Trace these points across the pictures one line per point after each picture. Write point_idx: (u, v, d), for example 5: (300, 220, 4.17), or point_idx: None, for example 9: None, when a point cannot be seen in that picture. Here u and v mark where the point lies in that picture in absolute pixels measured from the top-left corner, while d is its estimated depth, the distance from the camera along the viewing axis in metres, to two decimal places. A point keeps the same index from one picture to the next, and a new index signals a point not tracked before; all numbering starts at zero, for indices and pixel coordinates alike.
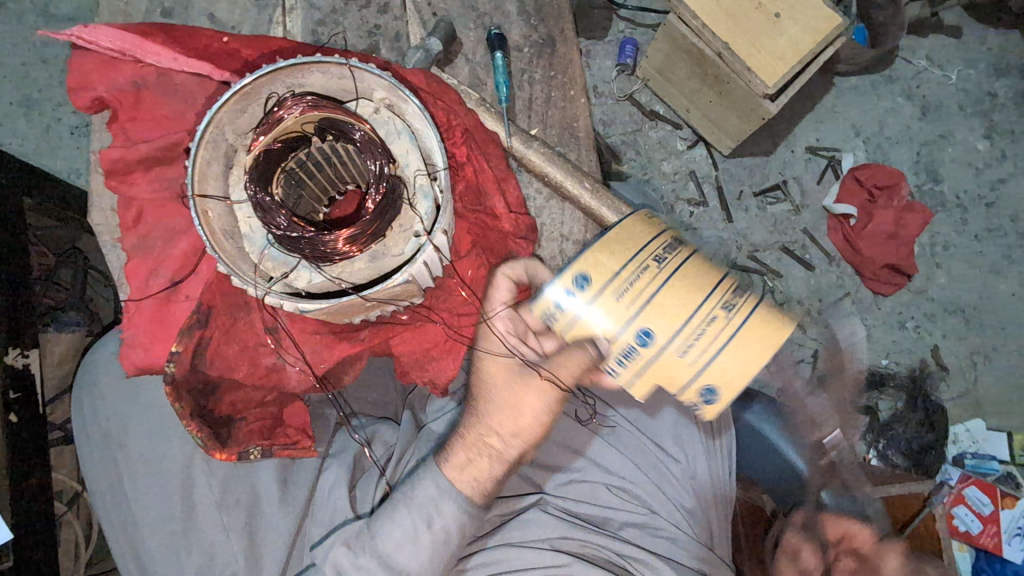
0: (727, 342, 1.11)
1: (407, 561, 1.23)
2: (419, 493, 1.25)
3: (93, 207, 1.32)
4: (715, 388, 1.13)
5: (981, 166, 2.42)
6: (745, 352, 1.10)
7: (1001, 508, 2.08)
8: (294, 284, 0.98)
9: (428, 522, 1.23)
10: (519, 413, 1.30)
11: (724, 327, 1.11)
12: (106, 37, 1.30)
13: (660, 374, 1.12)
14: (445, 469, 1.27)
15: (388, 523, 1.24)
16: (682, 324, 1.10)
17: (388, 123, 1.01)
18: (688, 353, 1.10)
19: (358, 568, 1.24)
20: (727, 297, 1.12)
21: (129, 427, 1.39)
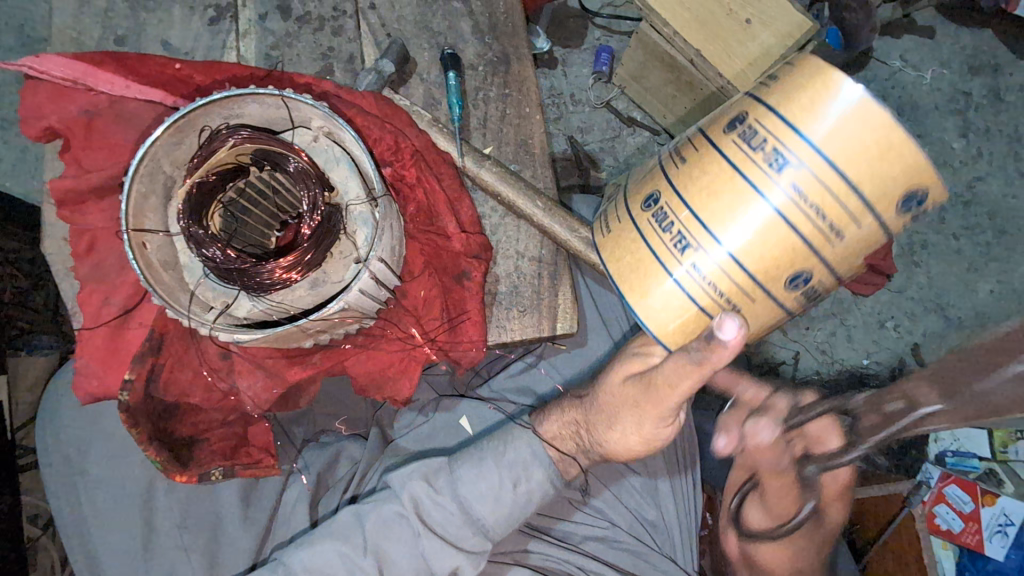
0: (742, 257, 0.95)
1: (485, 512, 1.23)
2: (511, 451, 1.26)
3: (47, 237, 1.33)
4: (812, 262, 0.94)
5: (957, 164, 2.37)
6: (753, 238, 0.94)
7: (982, 505, 2.07)
8: (235, 313, 1.01)
9: (514, 482, 1.24)
10: (614, 425, 1.21)
11: (724, 253, 0.96)
12: (55, 66, 1.29)
13: (764, 304, 0.99)
14: (543, 436, 1.29)
15: (474, 473, 1.25)
16: (716, 289, 0.98)
17: (327, 150, 1.03)
18: (737, 283, 0.97)
19: (436, 506, 1.24)
20: (677, 235, 1.00)
21: (90, 452, 1.40)
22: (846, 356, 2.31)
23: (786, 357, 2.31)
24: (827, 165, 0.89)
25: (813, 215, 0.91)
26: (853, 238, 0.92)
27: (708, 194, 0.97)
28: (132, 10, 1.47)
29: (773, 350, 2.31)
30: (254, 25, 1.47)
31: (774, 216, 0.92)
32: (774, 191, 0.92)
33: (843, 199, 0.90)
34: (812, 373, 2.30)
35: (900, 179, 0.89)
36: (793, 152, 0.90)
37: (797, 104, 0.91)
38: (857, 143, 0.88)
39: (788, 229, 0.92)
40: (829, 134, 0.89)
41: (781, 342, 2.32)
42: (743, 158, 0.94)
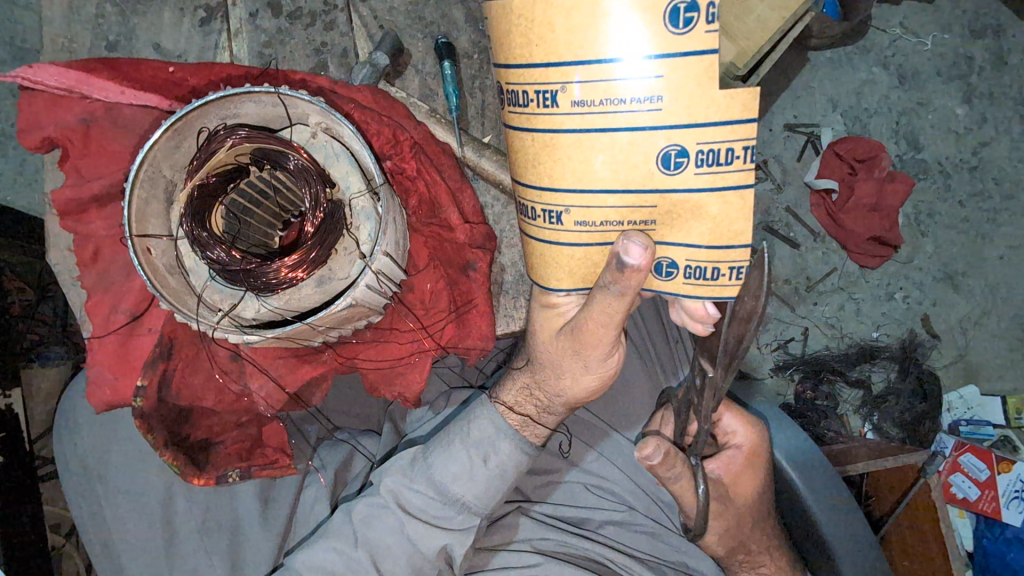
0: (605, 189, 0.88)
1: (463, 492, 1.23)
2: (475, 429, 1.24)
3: (52, 248, 1.34)
4: (667, 135, 0.83)
5: (962, 131, 2.34)
6: (618, 145, 0.85)
7: (997, 473, 2.05)
8: (242, 315, 1.00)
9: (484, 458, 1.23)
10: (558, 371, 1.20)
11: (588, 200, 0.89)
12: (49, 76, 1.27)
13: (669, 203, 0.88)
14: (501, 408, 1.25)
15: (444, 456, 1.24)
16: (612, 224, 0.91)
17: (326, 146, 1.01)
18: (650, 186, 0.87)
19: (415, 493, 1.24)
20: (544, 214, 0.93)
21: (108, 459, 1.41)
22: (857, 330, 2.30)
23: (795, 334, 2.30)
24: (587, 61, 0.81)
25: (622, 105, 0.82)
26: (676, 96, 0.81)
27: (558, 163, 0.88)
28: (121, 15, 1.46)
29: (782, 327, 2.31)
30: (245, 23, 1.46)
31: (599, 130, 0.84)
32: (578, 125, 0.85)
33: (641, 67, 0.80)
34: (821, 349, 2.30)
35: (649, 5, 0.78)
36: (552, 80, 0.84)
37: (509, 41, 0.85)
38: (582, 25, 0.80)
39: (615, 138, 0.84)
40: (555, 41, 0.81)
41: (789, 320, 2.31)
42: (528, 117, 0.88)
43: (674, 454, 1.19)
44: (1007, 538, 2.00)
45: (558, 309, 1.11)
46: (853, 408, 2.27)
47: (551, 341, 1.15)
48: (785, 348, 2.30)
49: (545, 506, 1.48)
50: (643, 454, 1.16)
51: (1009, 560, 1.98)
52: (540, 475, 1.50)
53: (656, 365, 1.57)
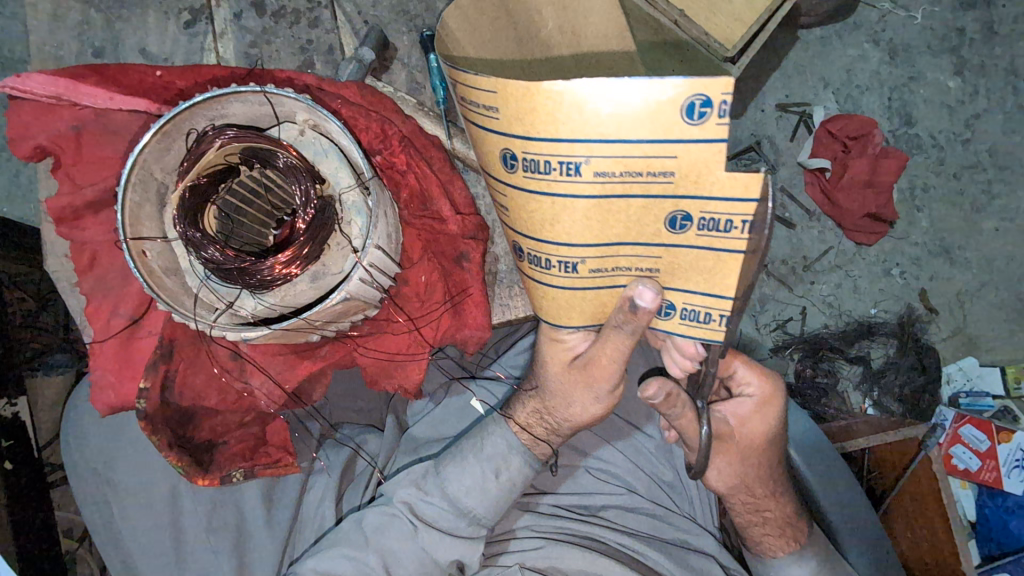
0: (616, 241, 0.90)
1: (475, 504, 1.26)
2: (488, 445, 1.26)
3: (50, 255, 1.35)
4: (675, 203, 0.85)
5: (954, 104, 2.34)
6: (629, 210, 0.86)
7: (997, 443, 2.08)
8: (240, 312, 1.02)
9: (496, 472, 1.26)
10: (569, 403, 1.21)
11: (599, 251, 0.91)
12: (38, 84, 1.28)
13: (670, 256, 0.92)
14: (515, 427, 1.27)
15: (458, 469, 1.27)
16: (621, 269, 0.95)
17: (314, 143, 1.03)
18: (655, 243, 0.91)
19: (429, 504, 1.28)
20: (558, 265, 0.94)
21: (115, 462, 1.43)
22: (854, 307, 2.31)
23: (793, 314, 2.32)
24: (607, 139, 0.79)
25: (639, 177, 0.82)
26: (690, 172, 0.80)
27: (573, 222, 0.88)
28: (106, 20, 1.46)
29: (781, 307, 2.32)
30: (230, 24, 1.46)
31: (616, 196, 0.85)
32: (596, 194, 0.84)
33: (655, 145, 0.79)
34: (819, 328, 2.30)
35: (670, 93, 0.74)
36: (576, 153, 0.81)
37: (529, 114, 0.80)
38: (605, 110, 0.77)
39: (629, 204, 0.85)
40: (576, 119, 0.78)
41: (787, 299, 2.32)
42: (545, 183, 0.85)
43: (676, 394, 1.16)
44: (1010, 506, 2.03)
45: (565, 344, 1.16)
46: (852, 385, 2.28)
47: (561, 373, 1.18)
48: (783, 327, 2.31)
49: (550, 498, 1.49)
50: (644, 394, 1.14)
51: (1012, 528, 2.01)
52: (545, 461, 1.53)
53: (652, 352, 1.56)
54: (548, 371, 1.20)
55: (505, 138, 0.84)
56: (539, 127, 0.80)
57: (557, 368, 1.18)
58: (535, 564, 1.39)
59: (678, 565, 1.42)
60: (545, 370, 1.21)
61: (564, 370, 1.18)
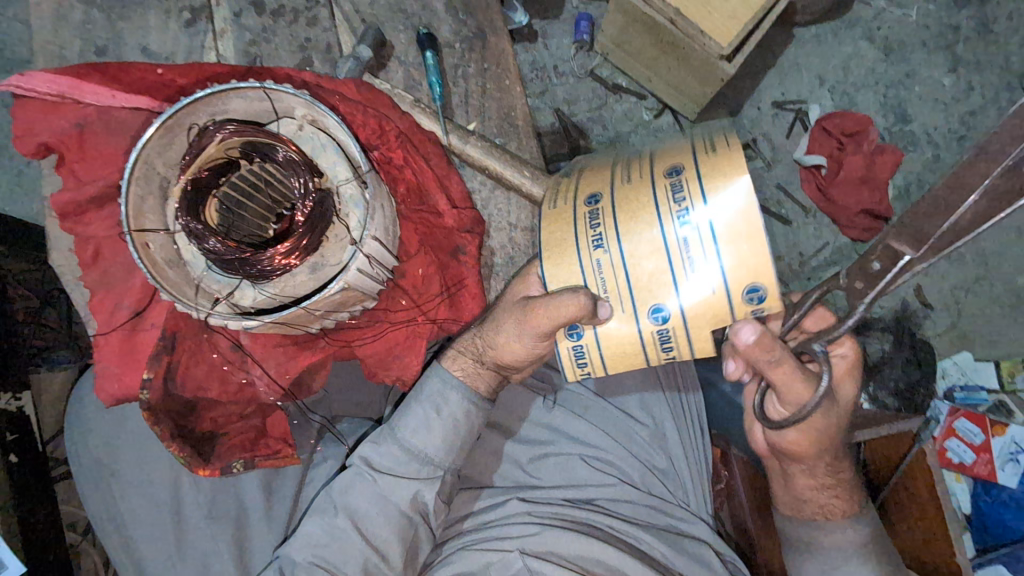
0: (634, 269, 1.09)
1: (424, 444, 1.28)
2: (426, 385, 1.31)
3: (54, 250, 1.38)
4: (671, 298, 1.07)
5: (949, 100, 2.35)
6: (658, 269, 1.07)
7: (991, 436, 2.11)
8: (240, 303, 1.04)
9: (435, 409, 1.28)
10: (500, 336, 1.27)
11: (617, 258, 1.09)
12: (41, 82, 1.30)
13: (625, 328, 1.12)
14: (450, 364, 1.32)
15: (403, 414, 1.30)
16: (609, 279, 1.10)
17: (313, 138, 1.05)
18: (631, 296, 1.10)
19: (383, 455, 1.29)
20: (596, 236, 1.11)
21: (118, 454, 1.46)
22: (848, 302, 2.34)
23: None
24: (715, 247, 1.03)
25: (687, 277, 1.05)
26: (706, 308, 1.06)
27: (638, 237, 1.08)
28: (109, 20, 1.49)
29: None
30: (230, 23, 1.49)
31: (661, 260, 1.06)
32: (668, 249, 1.06)
33: (709, 279, 1.04)
34: None
35: (752, 274, 1.02)
36: (695, 229, 1.04)
37: (703, 185, 1.04)
38: (729, 236, 1.02)
39: (659, 271, 1.07)
40: (714, 221, 1.02)
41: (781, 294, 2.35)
42: (662, 211, 1.06)
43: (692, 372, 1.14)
44: (1004, 498, 2.05)
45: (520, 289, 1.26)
46: None
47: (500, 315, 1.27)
48: None
49: (541, 492, 1.50)
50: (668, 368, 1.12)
51: (1007, 521, 2.03)
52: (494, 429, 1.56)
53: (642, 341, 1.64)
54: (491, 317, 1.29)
55: (689, 171, 1.06)
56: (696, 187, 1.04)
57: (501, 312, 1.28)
58: (534, 549, 1.41)
59: (674, 548, 1.46)
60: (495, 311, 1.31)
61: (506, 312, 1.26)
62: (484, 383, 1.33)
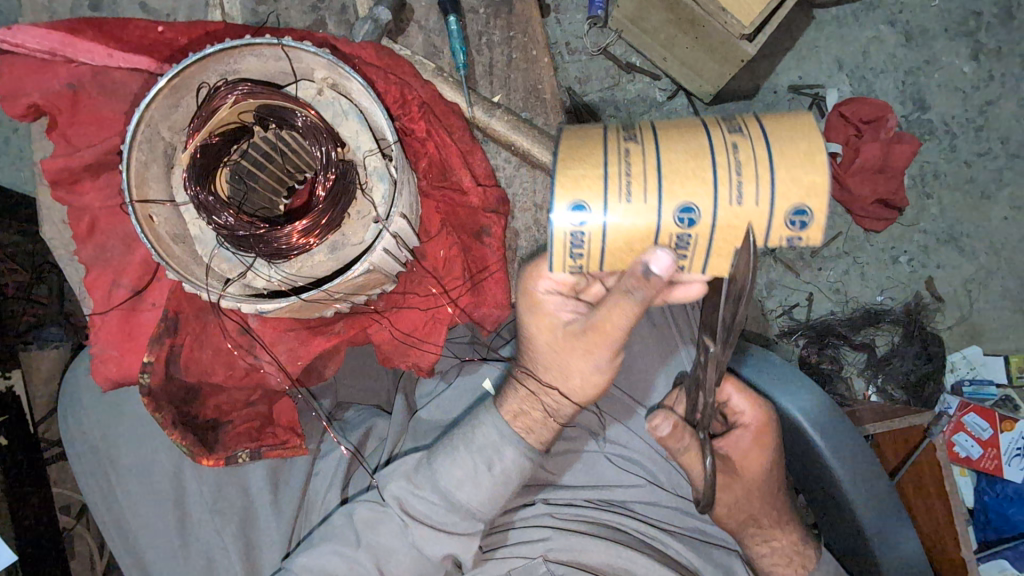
0: (670, 162, 0.92)
1: (468, 498, 1.19)
2: (479, 435, 1.19)
3: (45, 221, 1.28)
4: (701, 205, 0.91)
5: (968, 89, 2.28)
6: (699, 168, 0.92)
7: (1000, 432, 2.04)
8: (254, 284, 0.95)
9: (489, 465, 1.19)
10: (567, 373, 1.22)
11: (650, 151, 0.94)
12: (31, 38, 1.20)
13: (641, 221, 0.93)
14: (507, 414, 1.21)
15: (448, 462, 1.20)
16: (628, 167, 0.93)
17: (334, 103, 0.95)
18: (649, 189, 0.92)
19: (420, 500, 1.21)
20: (626, 131, 0.96)
21: (117, 439, 1.38)
22: (862, 294, 2.27)
23: (800, 300, 2.28)
24: (769, 164, 0.92)
25: (733, 185, 0.91)
26: (741, 217, 0.92)
27: (679, 137, 0.95)
28: None
29: (787, 293, 2.27)
30: None
31: (697, 159, 0.92)
32: (717, 153, 0.92)
33: (762, 193, 0.91)
34: (826, 313, 2.27)
35: (812, 198, 0.91)
36: (752, 144, 0.93)
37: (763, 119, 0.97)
38: (787, 157, 0.92)
39: (703, 172, 0.92)
40: (781, 142, 0.93)
41: (794, 285, 2.28)
42: (714, 125, 0.97)
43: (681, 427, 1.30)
44: (1009, 494, 2.00)
45: (546, 311, 1.23)
46: (857, 370, 2.23)
47: (554, 345, 1.22)
48: (790, 313, 2.27)
49: (563, 489, 1.44)
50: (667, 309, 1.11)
51: (1011, 515, 1.98)
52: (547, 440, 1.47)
53: (673, 331, 1.51)
54: (542, 345, 1.24)
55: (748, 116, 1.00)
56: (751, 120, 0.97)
57: (545, 337, 1.23)
58: (557, 555, 1.36)
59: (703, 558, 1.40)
60: (535, 347, 1.25)
61: (556, 340, 1.21)
62: (545, 438, 1.24)
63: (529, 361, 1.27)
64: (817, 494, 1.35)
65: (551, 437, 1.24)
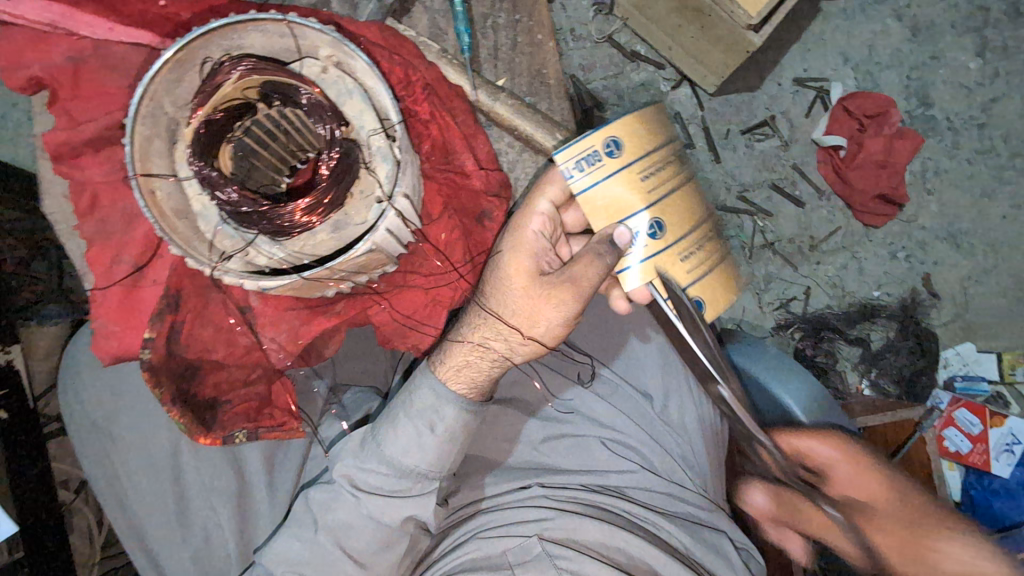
0: (680, 194, 1.11)
1: (416, 462, 1.20)
2: (417, 400, 1.20)
3: (46, 194, 1.27)
4: (666, 236, 1.09)
5: (973, 86, 2.27)
6: (689, 213, 1.11)
7: (989, 427, 2.09)
8: (255, 261, 0.95)
9: (430, 426, 1.19)
10: (535, 317, 1.21)
11: (675, 177, 1.11)
12: (32, 10, 1.18)
13: (632, 199, 1.06)
14: (441, 374, 1.21)
15: (391, 430, 1.21)
16: (660, 169, 1.08)
17: (338, 82, 0.94)
18: (655, 185, 1.07)
19: (369, 474, 1.22)
20: (676, 149, 1.14)
21: (117, 416, 1.39)
22: (858, 288, 2.29)
23: (797, 293, 2.28)
24: (716, 274, 1.14)
25: (695, 257, 1.11)
26: (676, 270, 1.10)
27: (694, 187, 1.15)
28: None
29: (785, 286, 2.28)
30: None
31: (693, 211, 1.12)
32: (707, 230, 1.14)
33: (697, 281, 1.12)
34: (823, 307, 2.28)
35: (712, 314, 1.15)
36: (721, 255, 1.16)
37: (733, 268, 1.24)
38: (727, 281, 1.16)
39: (689, 224, 1.11)
40: (728, 279, 1.17)
41: (792, 279, 2.28)
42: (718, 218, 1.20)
43: None
44: (996, 488, 2.02)
45: (527, 243, 1.24)
46: (851, 365, 2.24)
47: (521, 289, 1.21)
48: (787, 306, 2.27)
49: (559, 474, 1.46)
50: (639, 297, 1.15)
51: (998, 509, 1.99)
52: (503, 404, 1.51)
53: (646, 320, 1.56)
54: (511, 289, 1.22)
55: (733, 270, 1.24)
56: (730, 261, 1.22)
57: (523, 281, 1.22)
58: (555, 536, 1.35)
59: (695, 540, 1.42)
60: (502, 286, 1.24)
61: (529, 282, 1.22)
62: (478, 392, 1.23)
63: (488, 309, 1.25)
64: None
65: (489, 388, 1.24)
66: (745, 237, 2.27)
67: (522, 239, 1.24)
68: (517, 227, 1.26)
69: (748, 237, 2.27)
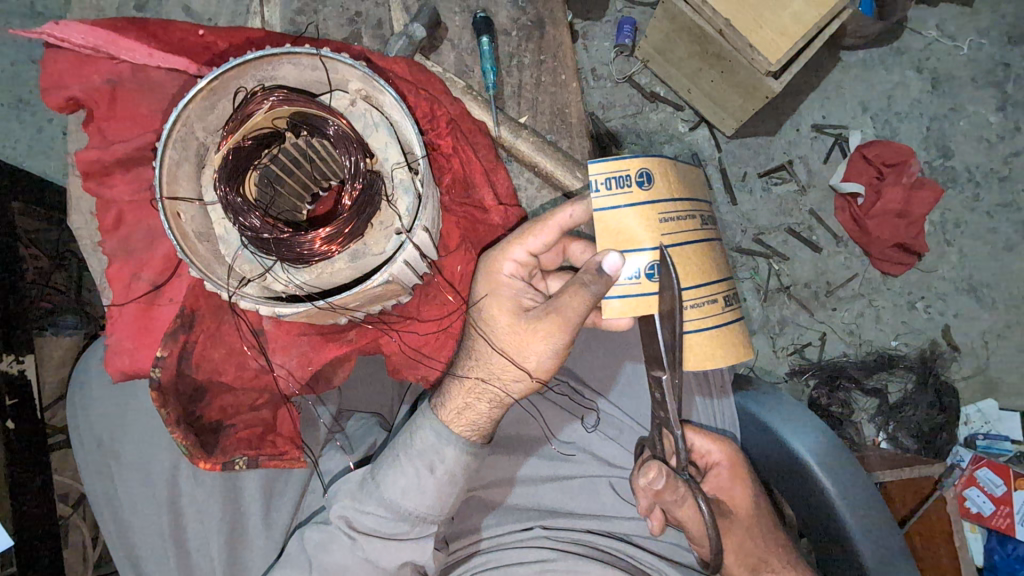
0: (699, 254, 1.04)
1: (416, 505, 1.16)
2: (418, 440, 1.17)
3: (74, 211, 1.30)
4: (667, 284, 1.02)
5: (993, 139, 2.27)
6: (704, 274, 1.04)
7: (1014, 489, 1.94)
8: (272, 287, 0.96)
9: (431, 467, 1.16)
10: (524, 355, 1.16)
11: (696, 236, 1.04)
12: (76, 33, 1.22)
13: (642, 233, 1.00)
14: (444, 416, 1.18)
15: (391, 472, 1.17)
16: (682, 222, 1.02)
17: (365, 115, 0.97)
18: (670, 230, 1.01)
19: (366, 515, 1.18)
20: (705, 217, 1.07)
21: (121, 432, 1.38)
22: (875, 337, 2.24)
23: (812, 339, 2.24)
24: (711, 329, 1.05)
25: (694, 319, 1.04)
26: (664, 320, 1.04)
27: (717, 257, 1.08)
28: None
29: (800, 331, 2.24)
30: None
31: (708, 275, 1.05)
32: (720, 295, 1.07)
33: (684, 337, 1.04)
34: (839, 355, 2.23)
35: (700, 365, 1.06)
36: (724, 317, 1.07)
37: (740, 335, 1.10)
38: (722, 341, 1.06)
39: (698, 287, 1.04)
40: (727, 340, 1.07)
41: (807, 324, 2.25)
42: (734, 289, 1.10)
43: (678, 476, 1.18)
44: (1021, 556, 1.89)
45: (504, 283, 1.20)
46: (867, 416, 2.17)
47: (507, 326, 1.17)
48: (801, 352, 2.23)
49: (562, 515, 1.42)
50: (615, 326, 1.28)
51: None
52: (501, 446, 1.46)
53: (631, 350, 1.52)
54: (497, 328, 1.19)
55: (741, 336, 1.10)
56: (736, 324, 1.09)
57: (506, 319, 1.18)
58: None
59: None
60: (490, 324, 1.20)
61: (512, 319, 1.18)
62: (479, 432, 1.20)
63: (478, 347, 1.21)
64: (825, 543, 1.30)
65: (492, 430, 1.21)
66: (760, 279, 2.24)
67: (496, 277, 1.21)
68: (489, 270, 1.22)
69: (762, 279, 2.25)
